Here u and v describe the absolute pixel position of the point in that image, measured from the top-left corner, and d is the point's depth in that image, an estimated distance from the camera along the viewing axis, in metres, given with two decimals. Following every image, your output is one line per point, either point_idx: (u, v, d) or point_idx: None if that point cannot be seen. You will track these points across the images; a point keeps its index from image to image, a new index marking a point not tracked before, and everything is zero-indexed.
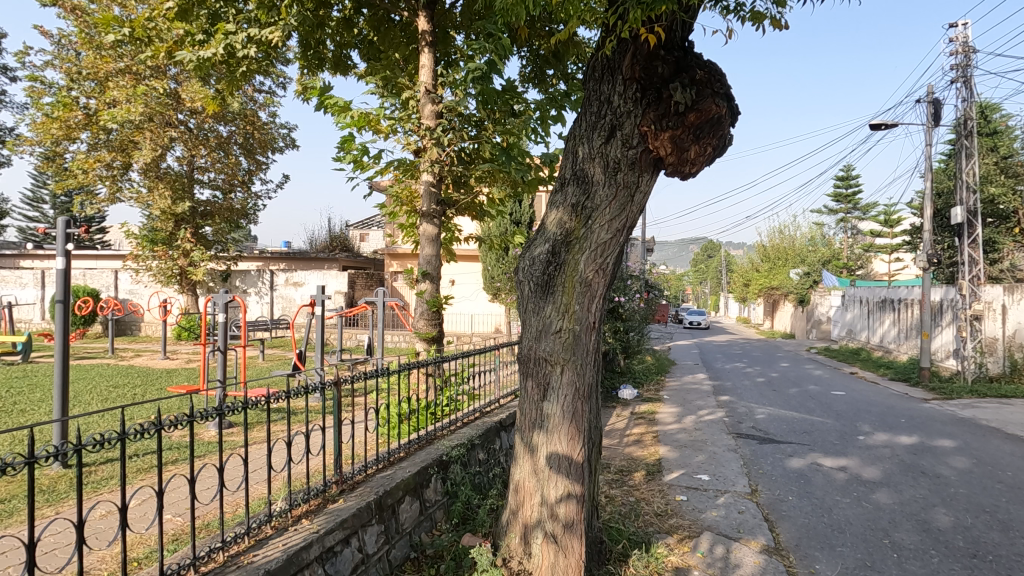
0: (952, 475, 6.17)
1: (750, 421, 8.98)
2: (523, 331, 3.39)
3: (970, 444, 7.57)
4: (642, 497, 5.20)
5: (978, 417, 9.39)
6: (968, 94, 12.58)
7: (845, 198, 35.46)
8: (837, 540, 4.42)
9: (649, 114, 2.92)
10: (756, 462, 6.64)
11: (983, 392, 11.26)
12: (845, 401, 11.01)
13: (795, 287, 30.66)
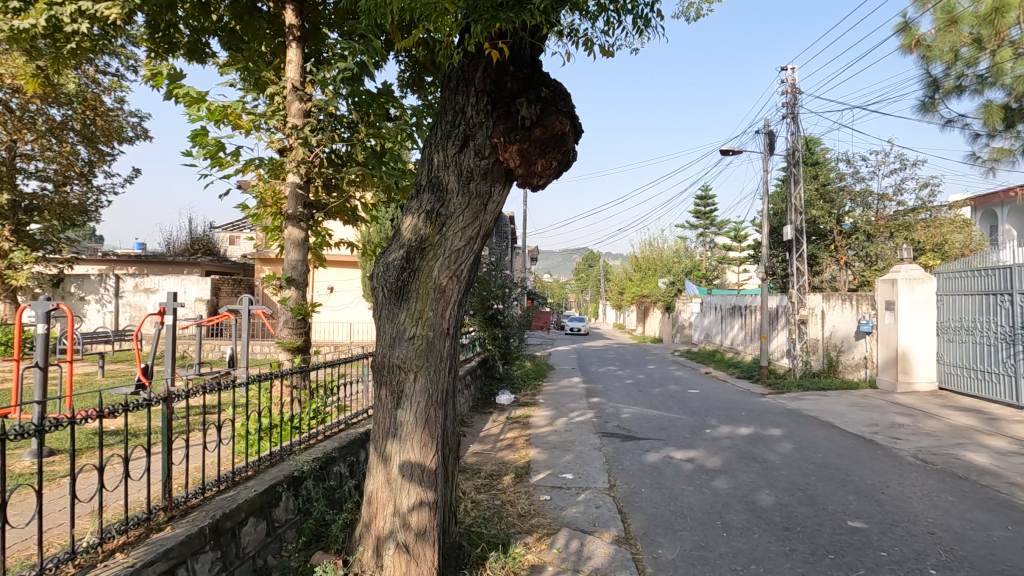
0: (777, 460, 7.05)
1: (616, 420, 9.56)
2: (378, 338, 3.33)
3: (793, 432, 8.73)
4: (507, 499, 5.32)
5: (802, 408, 10.86)
6: (795, 129, 14.60)
7: (704, 215, 39.33)
8: (678, 525, 4.85)
9: (499, 126, 3.02)
10: (617, 459, 7.09)
11: (807, 385, 13.00)
12: (698, 398, 12.17)
13: (663, 295, 33.34)
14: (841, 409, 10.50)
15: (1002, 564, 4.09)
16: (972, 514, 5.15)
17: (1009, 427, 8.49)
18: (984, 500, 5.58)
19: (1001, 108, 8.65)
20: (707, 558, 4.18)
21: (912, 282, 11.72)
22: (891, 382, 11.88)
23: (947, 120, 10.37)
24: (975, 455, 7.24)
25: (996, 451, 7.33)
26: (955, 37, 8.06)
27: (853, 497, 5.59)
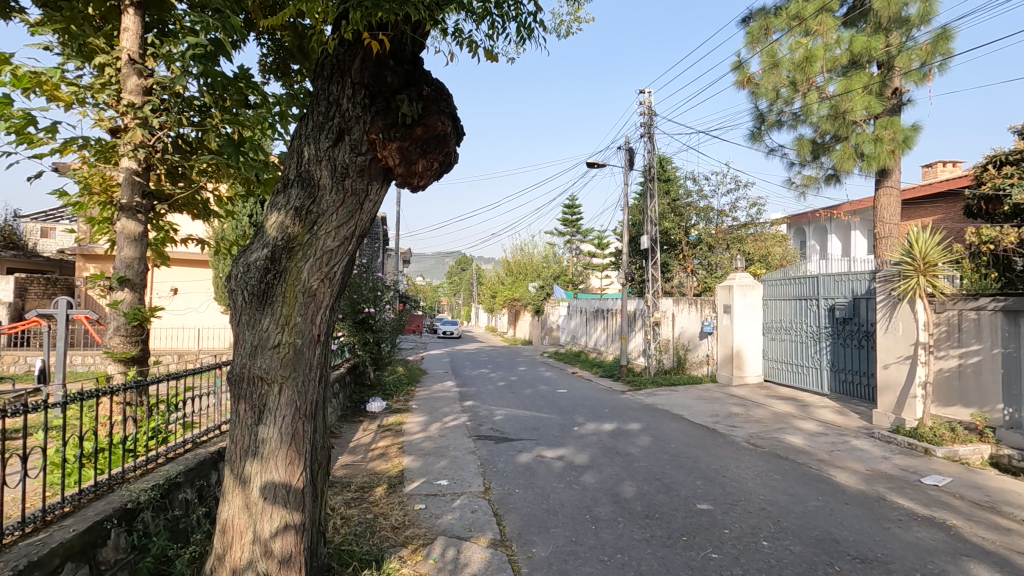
0: (637, 452, 7.62)
1: (489, 423, 9.65)
2: (236, 346, 3.00)
3: (650, 425, 9.50)
4: (380, 512, 5.10)
5: (656, 403, 11.86)
6: (651, 148, 15.98)
7: (571, 223, 41.48)
8: (551, 522, 4.99)
9: (377, 121, 2.88)
10: (491, 461, 7.16)
11: (660, 381, 14.24)
12: (567, 397, 12.75)
13: (533, 298, 34.50)
14: (688, 402, 11.66)
15: (815, 529, 4.80)
16: (793, 489, 5.98)
17: (816, 412, 10.03)
18: (800, 476, 6.52)
19: (807, 141, 11.19)
20: (578, 552, 4.36)
21: (745, 288, 13.39)
22: (728, 377, 13.44)
23: (770, 149, 12.13)
24: (793, 437, 8.45)
25: (808, 433, 8.63)
26: (776, 78, 11.20)
27: (701, 482, 6.21)
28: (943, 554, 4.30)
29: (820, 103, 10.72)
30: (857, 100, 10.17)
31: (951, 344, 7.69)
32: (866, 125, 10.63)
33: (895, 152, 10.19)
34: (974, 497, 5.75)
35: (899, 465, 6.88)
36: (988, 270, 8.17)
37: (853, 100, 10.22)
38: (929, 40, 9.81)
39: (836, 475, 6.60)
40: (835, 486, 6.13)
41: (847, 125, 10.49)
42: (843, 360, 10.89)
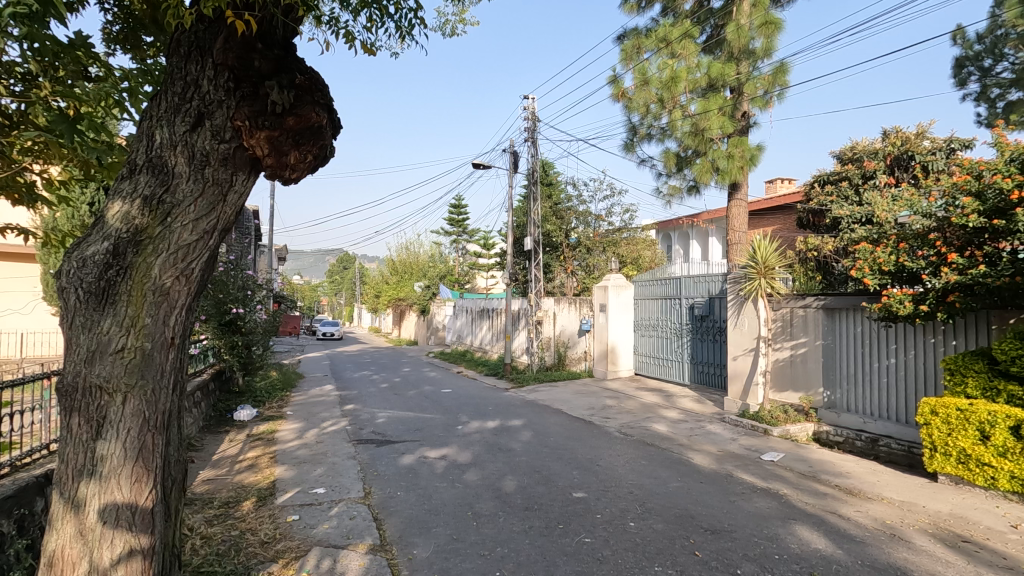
0: (518, 447, 7.84)
1: (371, 426, 9.37)
2: (68, 351, 2.63)
3: (531, 421, 9.83)
4: (247, 528, 4.74)
5: (538, 399, 12.29)
6: (534, 152, 16.50)
7: (457, 223, 41.53)
8: (432, 522, 4.98)
9: (243, 108, 2.69)
10: (372, 465, 6.96)
11: (541, 378, 14.77)
12: (451, 396, 12.77)
13: (418, 298, 33.97)
14: (567, 397, 12.23)
15: (675, 507, 5.28)
16: (657, 473, 6.53)
17: (679, 401, 11.03)
18: (664, 460, 7.14)
19: (672, 154, 12.23)
20: (459, 549, 4.39)
21: (618, 289, 14.34)
22: (603, 371, 14.30)
23: (642, 159, 13.12)
24: (659, 425, 9.22)
25: (671, 420, 9.47)
26: (646, 95, 12.13)
27: (577, 471, 6.56)
28: (776, 520, 4.96)
29: (683, 121, 11.73)
30: (714, 120, 11.40)
31: (785, 337, 8.83)
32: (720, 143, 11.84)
33: (744, 168, 11.53)
34: (801, 468, 6.69)
35: (744, 445, 7.79)
36: (815, 273, 9.52)
37: (710, 120, 11.40)
38: (770, 71, 11.22)
39: (693, 457, 7.32)
40: (692, 467, 6.79)
41: (705, 141, 11.60)
42: (701, 353, 12.08)
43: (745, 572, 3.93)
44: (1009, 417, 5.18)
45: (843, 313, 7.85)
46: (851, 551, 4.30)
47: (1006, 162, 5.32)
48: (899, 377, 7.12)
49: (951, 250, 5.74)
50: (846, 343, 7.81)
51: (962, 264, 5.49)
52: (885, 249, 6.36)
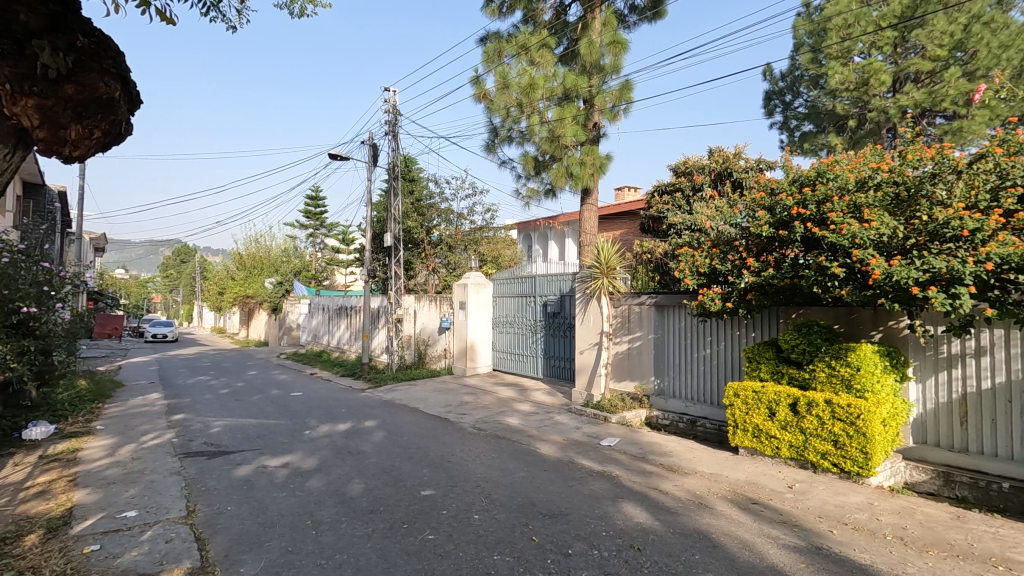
0: (369, 449, 7.62)
1: (202, 436, 8.47)
2: None
3: (385, 421, 9.61)
4: (27, 567, 4.00)
5: (395, 399, 12.05)
6: (395, 146, 16.13)
7: (314, 216, 39.17)
8: (265, 536, 4.62)
9: (5, 70, 2.49)
10: (200, 480, 6.29)
11: (400, 376, 14.52)
12: (301, 400, 12.02)
13: (269, 295, 31.36)
14: (424, 395, 12.17)
15: (518, 497, 5.50)
16: (505, 464, 6.77)
17: (532, 395, 11.53)
18: (512, 452, 7.41)
19: (531, 158, 12.73)
20: (294, 562, 4.14)
21: (478, 287, 14.59)
22: (462, 368, 14.47)
23: (503, 161, 13.50)
24: (511, 418, 9.55)
25: (523, 413, 9.87)
26: (506, 98, 12.49)
27: (427, 469, 6.54)
28: (607, 500, 5.39)
29: (540, 127, 12.24)
30: (568, 128, 12.03)
31: (624, 332, 9.65)
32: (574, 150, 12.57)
33: (594, 175, 12.38)
34: (633, 451, 7.37)
35: (586, 432, 8.37)
36: (655, 274, 10.19)
37: (565, 128, 12.02)
38: (618, 86, 12.18)
39: (540, 447, 7.69)
40: (538, 457, 7.14)
41: (560, 148, 12.23)
42: (552, 349, 12.75)
43: (575, 551, 4.22)
44: (789, 396, 6.18)
45: (671, 310, 8.80)
46: (666, 521, 4.83)
47: (791, 182, 6.33)
48: (712, 365, 8.17)
49: (750, 255, 6.70)
50: (673, 337, 8.77)
51: (757, 267, 6.44)
52: (702, 253, 7.25)
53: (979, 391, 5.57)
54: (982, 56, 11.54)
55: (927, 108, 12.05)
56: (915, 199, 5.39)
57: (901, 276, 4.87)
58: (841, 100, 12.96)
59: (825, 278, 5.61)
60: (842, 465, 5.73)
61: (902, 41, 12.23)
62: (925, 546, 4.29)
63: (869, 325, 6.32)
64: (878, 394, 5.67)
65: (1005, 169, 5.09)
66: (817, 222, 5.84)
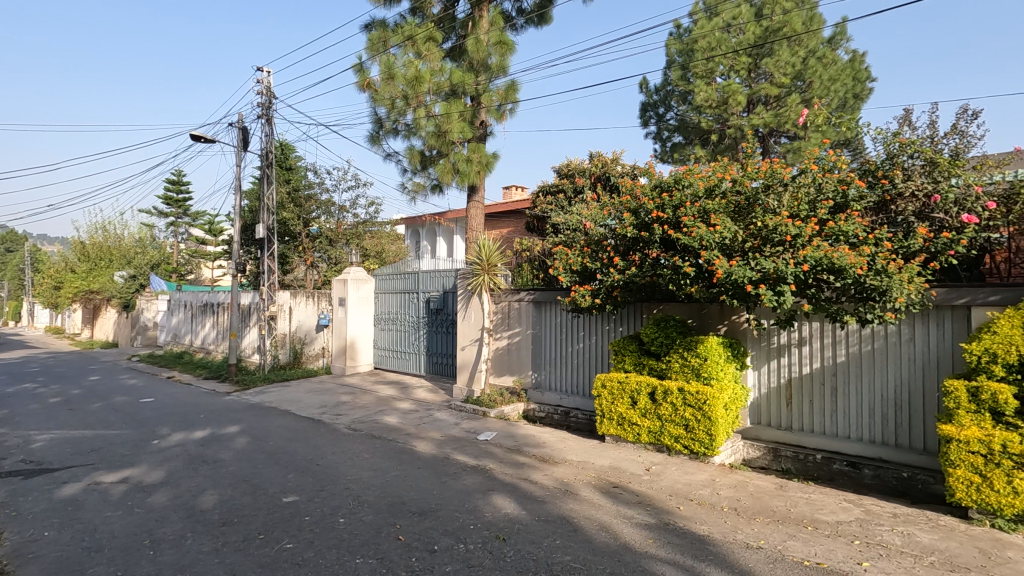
0: (228, 457, 7.02)
1: (19, 453, 7.26)
2: None
3: (250, 426, 8.93)
4: None
5: (264, 401, 11.23)
6: (269, 131, 15.00)
7: (176, 203, 35.28)
8: (89, 562, 4.07)
9: None
10: (10, 504, 5.39)
11: (272, 377, 13.55)
12: (152, 407, 10.78)
13: (119, 290, 27.68)
14: (298, 397, 11.48)
15: (388, 496, 5.38)
16: (378, 464, 6.59)
17: (413, 392, 11.34)
18: (387, 452, 7.23)
19: (417, 152, 12.45)
20: None
21: (358, 283, 14.05)
22: (341, 367, 13.87)
23: (387, 153, 13.10)
24: (389, 417, 9.33)
25: (402, 412, 9.67)
26: (392, 90, 12.05)
27: (293, 475, 6.17)
28: (478, 494, 5.45)
29: (427, 121, 11.98)
30: (454, 124, 11.94)
31: (504, 327, 9.83)
32: (461, 147, 12.51)
33: (480, 173, 12.39)
34: (508, 444, 7.52)
35: (465, 428, 8.40)
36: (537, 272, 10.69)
37: (452, 124, 11.90)
38: (504, 86, 12.34)
39: (417, 445, 7.59)
40: (413, 455, 7.04)
41: (447, 144, 12.10)
42: (436, 345, 12.65)
43: (441, 547, 4.20)
44: (648, 385, 6.67)
45: (548, 306, 9.12)
46: (533, 510, 4.98)
47: (652, 187, 6.80)
48: (585, 359, 8.61)
49: (617, 255, 7.12)
50: (550, 331, 9.10)
51: (622, 266, 6.86)
52: (575, 252, 7.56)
53: (800, 375, 6.42)
54: (816, 86, 13.28)
55: (774, 128, 13.58)
56: (752, 207, 6.05)
57: (738, 275, 5.44)
58: (706, 116, 14.18)
59: (679, 276, 6.12)
60: (691, 447, 6.31)
61: (755, 67, 13.66)
62: (753, 514, 4.85)
63: (717, 319, 7.00)
64: (721, 381, 6.30)
65: (820, 183, 5.89)
66: (673, 225, 6.34)
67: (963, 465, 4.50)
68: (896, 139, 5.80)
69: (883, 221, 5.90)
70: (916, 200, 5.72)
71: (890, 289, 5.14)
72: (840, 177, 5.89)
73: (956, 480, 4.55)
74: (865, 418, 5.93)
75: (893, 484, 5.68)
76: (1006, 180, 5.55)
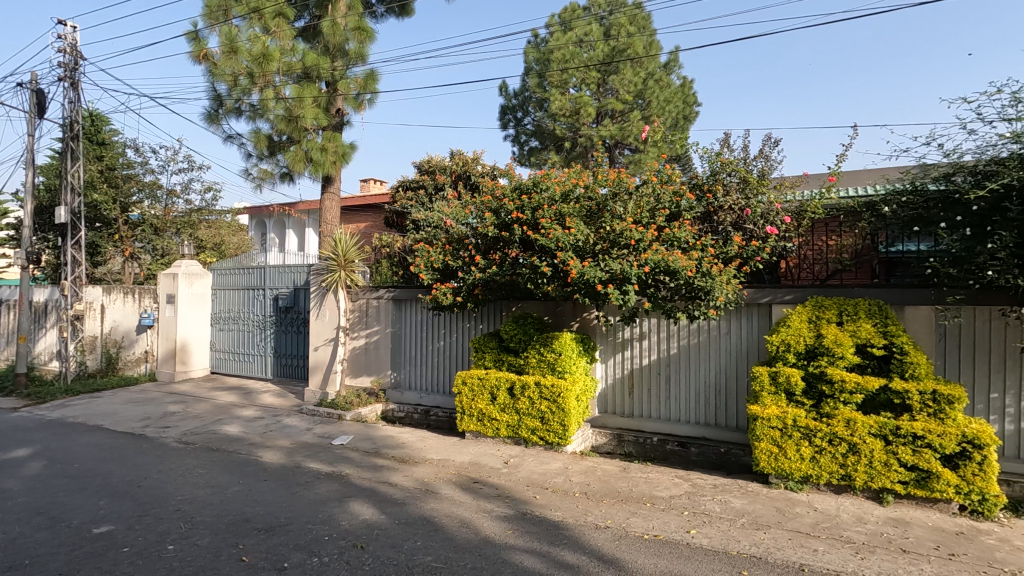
0: (16, 487, 5.80)
1: None
2: None
3: (46, 446, 7.47)
4: None
5: (66, 416, 9.48)
6: (74, 97, 12.71)
7: None
8: None
9: None
10: None
11: (76, 389, 11.45)
12: None
13: None
14: (113, 409, 9.89)
15: (228, 515, 4.86)
16: (215, 480, 5.92)
17: (258, 398, 10.40)
18: (227, 465, 6.54)
19: (263, 136, 11.45)
20: None
21: (191, 278, 12.50)
22: (169, 373, 12.24)
23: (228, 135, 11.84)
24: (229, 427, 8.44)
25: (244, 420, 8.82)
26: (234, 65, 10.95)
27: (106, 500, 5.30)
28: (333, 502, 5.17)
29: (275, 103, 11.02)
30: (307, 109, 11.13)
31: (361, 326, 9.46)
32: (315, 134, 11.71)
33: (336, 164, 11.68)
34: (365, 447, 7.24)
35: (317, 433, 7.91)
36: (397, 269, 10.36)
37: (304, 109, 11.07)
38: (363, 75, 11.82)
39: (263, 455, 6.97)
40: (258, 466, 6.45)
41: (299, 130, 11.23)
42: (284, 346, 11.75)
43: (292, 563, 3.91)
44: (507, 380, 6.87)
45: (407, 304, 8.96)
46: (392, 514, 4.85)
47: (513, 189, 7.01)
48: (445, 357, 8.62)
49: (479, 254, 7.22)
50: (409, 330, 8.96)
51: (483, 265, 6.97)
52: (436, 250, 7.51)
53: (640, 367, 7.08)
54: (654, 105, 14.73)
55: (619, 141, 14.81)
56: (602, 212, 6.53)
57: (589, 275, 5.82)
58: (560, 124, 14.98)
59: (537, 275, 6.39)
60: (546, 438, 6.63)
61: (603, 82, 14.75)
62: (601, 497, 5.24)
63: (570, 316, 7.45)
64: (574, 374, 6.72)
65: (658, 194, 6.54)
66: (531, 226, 6.61)
67: (766, 439, 5.31)
68: (718, 159, 6.66)
69: (707, 229, 6.74)
70: (733, 212, 6.62)
71: (713, 290, 5.91)
72: (674, 189, 6.60)
73: (760, 450, 5.35)
74: (692, 403, 6.73)
75: (713, 458, 6.50)
76: (797, 199, 6.64)
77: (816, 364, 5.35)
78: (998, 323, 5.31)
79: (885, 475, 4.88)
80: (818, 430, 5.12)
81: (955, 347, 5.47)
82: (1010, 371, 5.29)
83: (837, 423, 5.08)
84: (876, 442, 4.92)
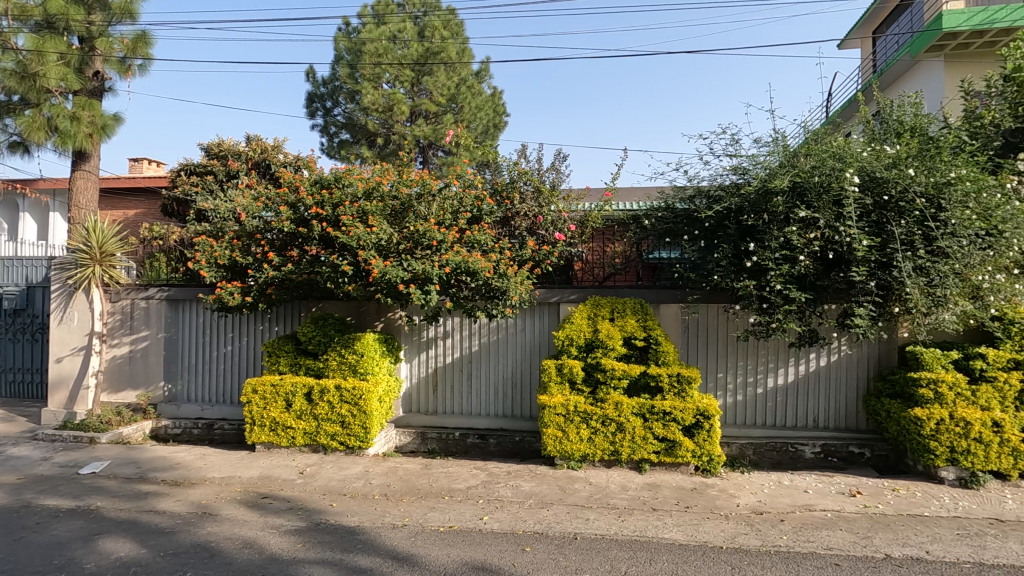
0: None
1: None
2: None
3: None
4: None
5: None
6: None
7: None
8: None
9: None
10: None
11: None
12: None
13: None
14: None
15: None
16: None
17: None
18: None
19: None
20: None
21: None
22: None
23: None
24: None
25: None
26: None
27: None
28: (76, 543, 4.31)
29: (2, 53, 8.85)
30: (50, 66, 8.95)
31: (124, 332, 8.06)
32: (65, 99, 9.46)
33: (92, 137, 9.49)
34: (126, 473, 6.17)
35: (58, 463, 6.50)
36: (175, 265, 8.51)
37: (45, 65, 8.92)
38: (132, 35, 9.94)
39: None
40: None
41: (37, 90, 9.05)
42: (11, 358, 9.40)
43: None
44: (304, 385, 6.48)
45: (185, 305, 7.88)
46: (156, 545, 4.23)
47: (312, 183, 6.63)
48: (231, 363, 7.78)
49: (273, 250, 6.68)
50: (187, 334, 7.89)
51: (278, 262, 6.46)
52: (222, 244, 6.77)
53: (443, 365, 7.26)
54: (466, 111, 15.20)
55: (432, 142, 15.03)
56: (406, 212, 6.53)
57: (391, 275, 5.79)
58: (372, 119, 14.53)
59: (337, 275, 6.13)
60: (346, 442, 6.41)
61: (417, 82, 14.75)
62: (400, 496, 5.25)
63: (374, 316, 7.33)
64: (376, 375, 6.61)
65: (461, 198, 6.78)
66: (331, 223, 6.33)
67: (552, 425, 5.88)
68: (515, 168, 7.15)
69: (506, 234, 7.20)
70: (527, 218, 7.18)
71: (508, 289, 6.32)
72: (476, 194, 6.90)
73: (548, 436, 5.90)
74: (491, 397, 7.13)
75: (509, 447, 6.97)
76: (582, 208, 7.41)
77: (593, 355, 6.10)
78: (722, 318, 6.67)
79: (642, 447, 5.76)
80: (594, 413, 5.83)
81: (694, 337, 6.72)
82: (729, 355, 6.68)
83: (607, 406, 5.84)
84: (637, 419, 5.79)
